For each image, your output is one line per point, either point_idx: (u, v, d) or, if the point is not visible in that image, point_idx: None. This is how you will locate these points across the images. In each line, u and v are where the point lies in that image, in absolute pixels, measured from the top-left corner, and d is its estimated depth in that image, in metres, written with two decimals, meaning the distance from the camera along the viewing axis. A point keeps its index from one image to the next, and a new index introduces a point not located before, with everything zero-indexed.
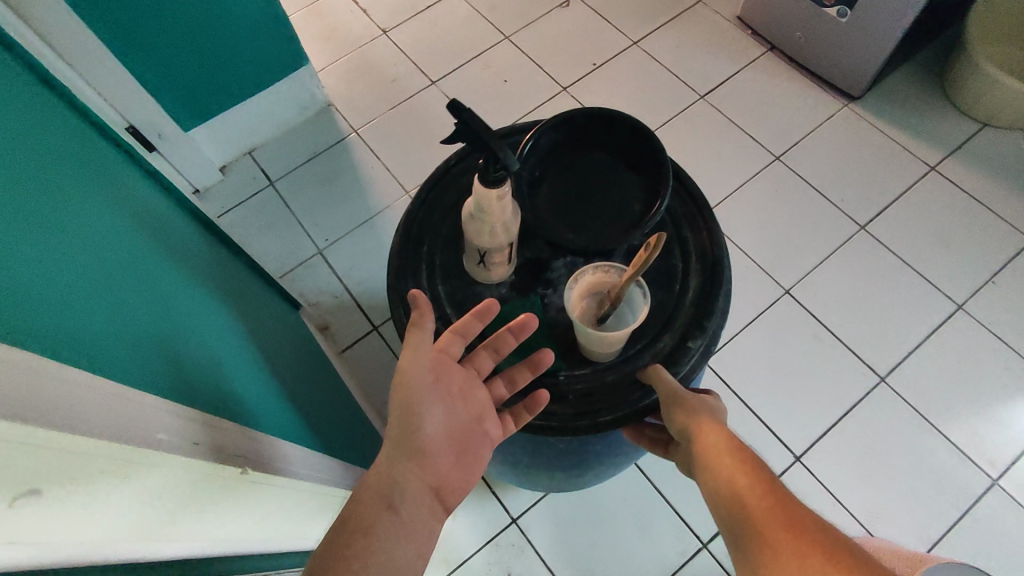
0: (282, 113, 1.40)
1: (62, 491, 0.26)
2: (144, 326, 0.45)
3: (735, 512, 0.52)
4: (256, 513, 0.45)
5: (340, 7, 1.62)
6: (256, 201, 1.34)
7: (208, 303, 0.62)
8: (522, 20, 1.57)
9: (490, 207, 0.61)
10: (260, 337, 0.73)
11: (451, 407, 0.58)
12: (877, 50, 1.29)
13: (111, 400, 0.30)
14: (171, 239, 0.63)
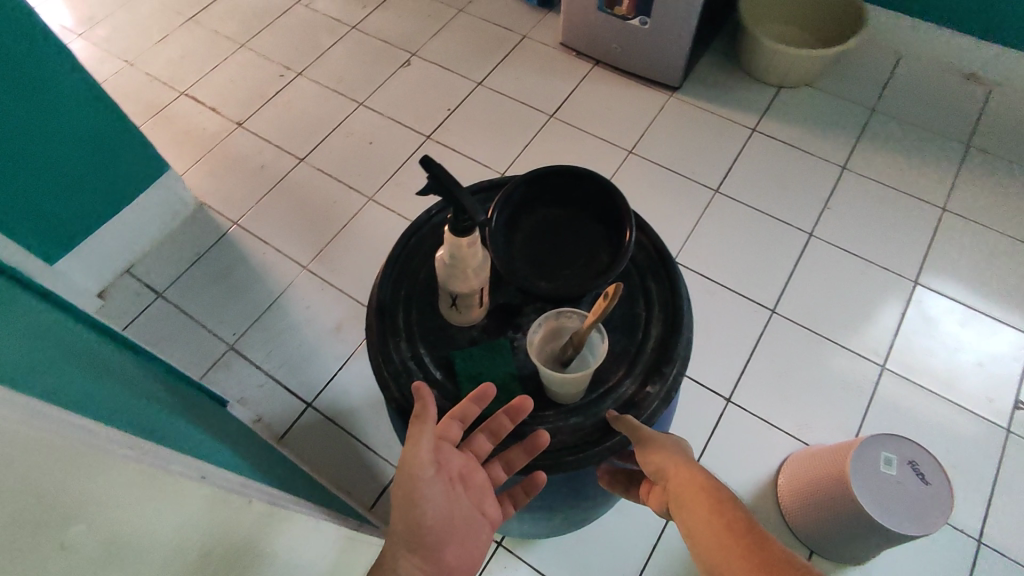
0: (154, 224, 1.36)
1: (110, 521, 0.31)
2: (104, 416, 0.44)
3: (695, 549, 0.53)
4: (285, 555, 0.48)
5: (188, 111, 1.61)
6: (148, 316, 1.28)
7: (154, 402, 0.62)
8: (371, 85, 1.66)
9: (464, 256, 0.57)
10: (212, 426, 0.72)
11: (454, 495, 0.56)
12: (679, 47, 1.51)
13: (126, 448, 0.34)
14: (94, 352, 0.62)
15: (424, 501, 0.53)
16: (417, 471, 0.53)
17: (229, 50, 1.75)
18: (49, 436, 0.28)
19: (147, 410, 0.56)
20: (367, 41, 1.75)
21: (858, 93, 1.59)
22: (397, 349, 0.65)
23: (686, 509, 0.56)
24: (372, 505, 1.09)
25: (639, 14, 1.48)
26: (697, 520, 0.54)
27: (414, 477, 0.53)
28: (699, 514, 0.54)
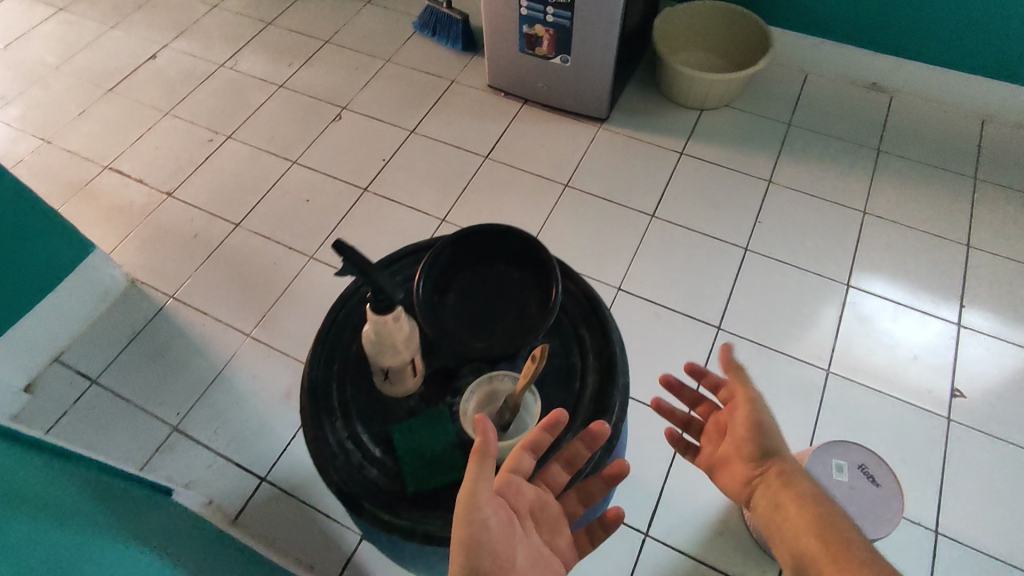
0: (82, 307, 1.30)
1: None
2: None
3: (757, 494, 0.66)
4: None
5: (113, 186, 1.57)
6: (82, 406, 1.22)
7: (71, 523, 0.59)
8: (303, 143, 1.65)
9: (389, 332, 0.57)
10: (145, 532, 0.69)
11: (519, 539, 0.54)
12: (600, 83, 1.56)
13: None
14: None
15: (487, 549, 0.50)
16: (480, 518, 0.50)
17: (152, 119, 1.72)
18: None
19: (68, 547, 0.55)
20: (295, 99, 1.75)
21: (773, 111, 1.67)
22: (333, 430, 0.64)
23: (780, 511, 0.64)
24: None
25: (559, 53, 1.52)
26: (794, 525, 0.62)
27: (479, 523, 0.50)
28: (795, 519, 0.62)
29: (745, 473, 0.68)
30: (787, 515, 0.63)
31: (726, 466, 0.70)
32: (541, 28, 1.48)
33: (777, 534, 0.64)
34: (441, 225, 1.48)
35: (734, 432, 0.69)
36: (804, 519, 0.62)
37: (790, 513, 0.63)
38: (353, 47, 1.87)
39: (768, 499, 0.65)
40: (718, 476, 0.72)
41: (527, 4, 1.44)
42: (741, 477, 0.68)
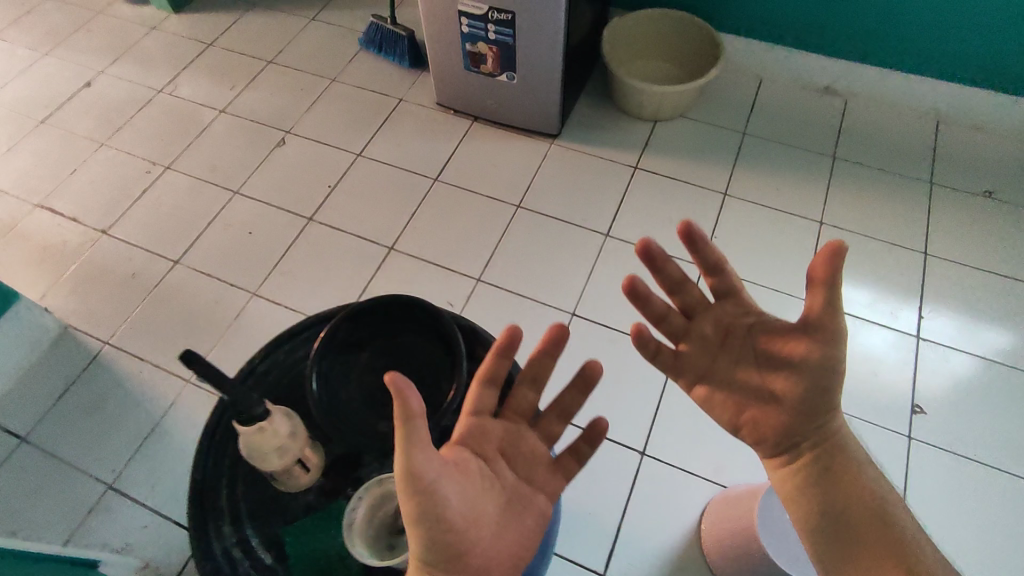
0: (8, 361, 1.24)
1: None
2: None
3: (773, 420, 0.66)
4: None
5: (46, 225, 1.50)
6: (11, 467, 1.16)
7: None
8: (245, 171, 1.59)
9: (258, 442, 0.62)
10: None
11: (475, 491, 0.60)
12: (549, 99, 1.51)
13: None
14: None
15: (444, 514, 0.55)
16: (431, 486, 0.54)
17: (86, 151, 1.64)
18: None
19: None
20: (238, 124, 1.68)
21: (728, 119, 1.64)
22: (221, 533, 0.67)
23: (825, 487, 0.64)
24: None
25: (505, 70, 1.47)
26: (846, 504, 0.63)
27: (430, 491, 0.55)
28: (847, 498, 0.63)
29: (794, 430, 0.66)
30: (832, 490, 0.64)
31: (755, 411, 0.67)
32: (484, 45, 1.43)
33: (811, 503, 0.64)
34: (390, 254, 1.43)
35: (805, 389, 0.64)
36: (855, 498, 0.62)
37: (842, 488, 0.63)
38: (297, 67, 1.80)
39: (813, 464, 0.65)
40: (713, 396, 0.70)
41: (467, 22, 1.39)
42: (780, 425, 0.66)
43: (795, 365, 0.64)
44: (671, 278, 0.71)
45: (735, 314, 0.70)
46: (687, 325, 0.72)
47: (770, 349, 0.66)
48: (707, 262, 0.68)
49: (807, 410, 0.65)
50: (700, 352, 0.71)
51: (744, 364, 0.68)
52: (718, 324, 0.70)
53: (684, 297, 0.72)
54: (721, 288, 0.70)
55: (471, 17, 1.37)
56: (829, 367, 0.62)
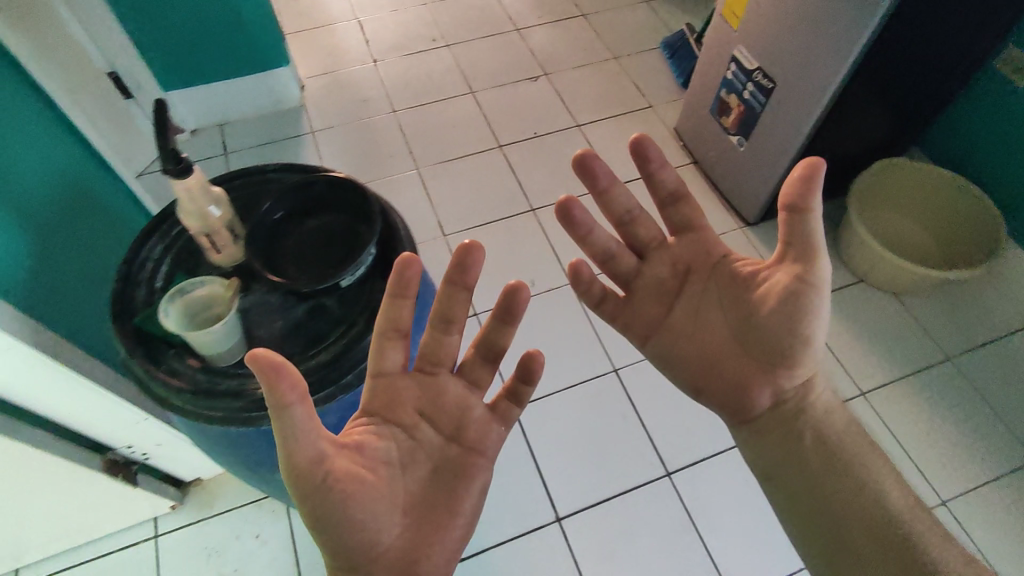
0: (256, 101, 1.65)
1: None
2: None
3: (732, 367, 0.62)
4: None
5: (350, 34, 1.87)
6: (206, 164, 1.59)
7: (67, 215, 0.87)
8: (491, 83, 1.77)
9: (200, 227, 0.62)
10: (94, 252, 0.93)
11: (385, 477, 0.55)
12: (764, 183, 1.39)
13: None
14: (73, 178, 0.92)
15: (340, 505, 0.50)
16: (319, 477, 0.49)
17: (415, 2, 1.97)
18: None
19: (76, 278, 0.88)
20: (519, 45, 1.86)
21: (941, 331, 1.33)
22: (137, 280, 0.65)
23: (805, 471, 0.60)
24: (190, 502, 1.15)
25: (739, 133, 1.40)
26: (822, 476, 0.59)
27: (320, 484, 0.49)
28: (823, 470, 0.59)
29: (756, 379, 0.61)
30: (809, 459, 0.60)
31: (723, 367, 0.62)
32: (734, 99, 1.36)
33: (787, 481, 0.60)
34: (527, 214, 1.50)
35: (774, 344, 0.59)
36: (838, 470, 0.59)
37: (824, 474, 0.59)
38: (599, 30, 1.90)
39: (791, 438, 0.61)
40: (673, 349, 0.65)
41: (733, 69, 1.33)
42: (744, 377, 0.61)
43: (771, 308, 0.58)
44: (620, 206, 0.68)
45: (695, 245, 0.66)
46: (637, 264, 0.67)
47: (742, 291, 0.61)
48: (659, 191, 0.67)
49: (788, 363, 0.59)
50: (659, 301, 0.66)
51: (706, 311, 0.63)
52: (673, 263, 0.66)
53: (632, 231, 0.68)
54: (676, 219, 0.67)
55: (739, 65, 1.31)
56: (806, 308, 0.56)
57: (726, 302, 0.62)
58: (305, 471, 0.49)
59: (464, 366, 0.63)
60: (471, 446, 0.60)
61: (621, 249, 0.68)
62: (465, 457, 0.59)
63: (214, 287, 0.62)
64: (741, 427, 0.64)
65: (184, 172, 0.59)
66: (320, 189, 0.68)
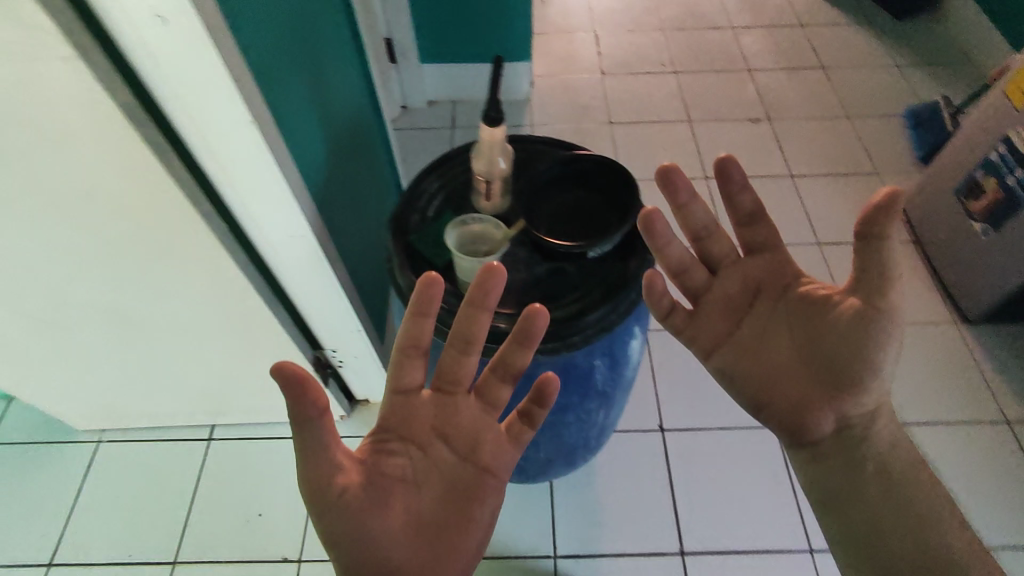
0: (490, 88, 1.80)
1: (204, 120, 0.61)
2: (299, 110, 0.78)
3: (794, 391, 0.60)
4: (294, 237, 0.78)
5: (586, 45, 1.98)
6: (435, 132, 1.75)
7: (352, 151, 1.01)
8: (710, 115, 1.77)
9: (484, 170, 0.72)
10: (361, 185, 1.07)
11: (405, 495, 0.55)
12: (1001, 282, 1.25)
13: (270, 126, 0.66)
14: (360, 121, 1.06)
15: (356, 522, 0.52)
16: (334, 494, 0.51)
17: (652, 27, 2.04)
18: (244, 98, 0.60)
19: (351, 205, 1.01)
20: (747, 86, 1.84)
21: None
22: (420, 202, 0.76)
23: (859, 498, 0.58)
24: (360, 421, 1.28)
25: (986, 221, 1.26)
26: (880, 509, 0.57)
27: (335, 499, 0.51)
28: (878, 498, 0.58)
29: (820, 403, 0.59)
30: (866, 486, 0.58)
31: (787, 391, 0.61)
32: (993, 184, 1.24)
33: (839, 505, 0.59)
34: None
35: (842, 367, 0.57)
36: (894, 499, 0.57)
37: (876, 500, 0.58)
38: (836, 86, 1.83)
39: (848, 463, 0.59)
40: (738, 365, 0.63)
41: (1002, 152, 1.21)
42: (809, 401, 0.60)
43: (841, 329, 0.57)
44: (695, 221, 0.65)
45: (769, 266, 0.64)
46: (708, 279, 0.65)
47: (813, 315, 0.59)
48: (738, 211, 0.65)
49: (854, 391, 0.58)
50: (725, 320, 0.64)
51: (774, 333, 0.62)
52: (745, 280, 0.64)
53: (706, 247, 0.66)
54: (750, 241, 0.65)
55: (1012, 149, 1.19)
56: (878, 335, 0.55)
57: (793, 326, 0.61)
58: (321, 487, 0.51)
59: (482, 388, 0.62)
60: (486, 468, 0.59)
61: (694, 262, 0.65)
62: (480, 478, 0.59)
63: (488, 224, 0.71)
64: (801, 454, 0.62)
65: (493, 122, 0.69)
66: (586, 165, 0.75)
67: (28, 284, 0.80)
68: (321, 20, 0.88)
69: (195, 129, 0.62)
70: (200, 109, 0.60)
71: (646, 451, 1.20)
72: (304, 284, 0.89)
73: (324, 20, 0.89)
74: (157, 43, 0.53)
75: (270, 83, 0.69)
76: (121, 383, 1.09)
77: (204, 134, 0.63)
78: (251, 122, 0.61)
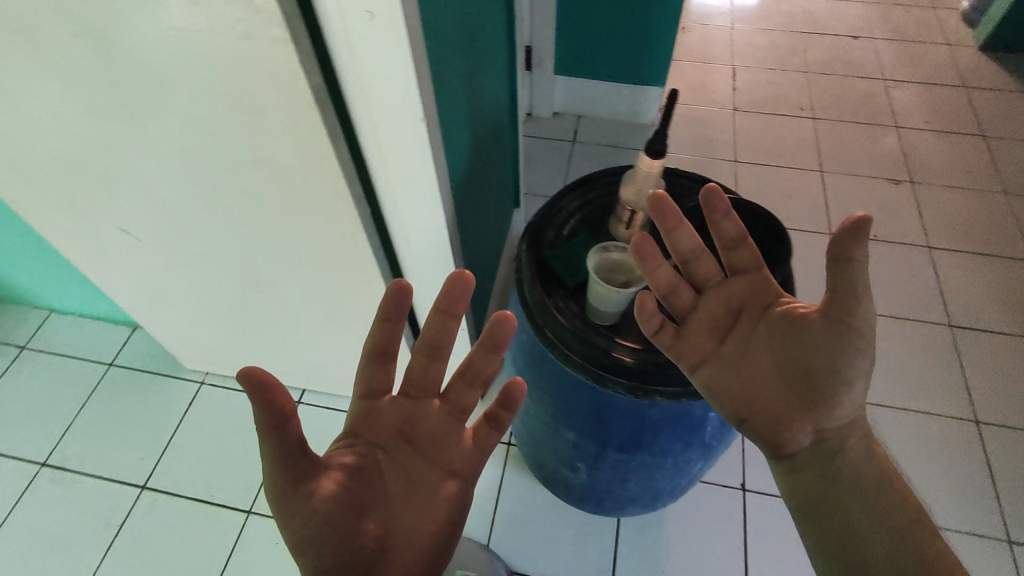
0: (617, 108, 1.78)
1: (379, 114, 0.64)
2: (455, 111, 0.80)
3: (771, 408, 0.56)
4: (428, 233, 0.80)
5: (721, 77, 1.92)
6: (554, 143, 1.76)
7: (487, 155, 1.03)
8: (844, 168, 1.67)
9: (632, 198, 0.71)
10: (487, 188, 1.09)
11: (371, 495, 0.58)
12: None
13: (434, 126, 0.68)
14: (498, 126, 1.08)
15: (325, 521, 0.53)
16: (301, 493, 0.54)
17: (795, 68, 1.95)
18: (421, 99, 0.62)
19: (477, 207, 1.03)
20: (891, 143, 1.73)
21: None
22: (557, 217, 0.76)
23: (838, 511, 0.53)
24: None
25: None
26: (859, 518, 0.52)
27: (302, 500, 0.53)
28: (860, 510, 0.53)
29: (796, 420, 0.55)
30: (845, 497, 0.54)
31: (767, 406, 0.57)
32: None
33: (816, 517, 0.54)
34: None
35: (815, 380, 0.53)
36: (876, 511, 0.52)
37: (857, 513, 0.53)
38: (994, 158, 1.67)
39: (828, 475, 0.55)
40: (721, 380, 0.59)
41: None
42: (788, 419, 0.56)
43: (808, 340, 0.53)
44: (682, 243, 0.63)
45: (755, 287, 0.60)
46: (695, 299, 0.62)
47: (786, 328, 0.55)
48: (725, 236, 0.62)
49: (830, 405, 0.53)
50: (708, 336, 0.60)
51: (754, 346, 0.58)
52: (730, 299, 0.61)
53: (695, 269, 0.63)
54: (733, 263, 0.62)
55: None
56: (853, 349, 0.50)
57: (770, 344, 0.57)
58: (290, 487, 0.53)
59: (447, 393, 0.66)
60: (452, 471, 0.62)
61: (680, 286, 0.62)
62: (446, 480, 0.62)
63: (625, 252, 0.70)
64: (780, 463, 0.57)
65: (656, 154, 0.67)
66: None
67: (183, 232, 0.87)
68: (486, 26, 0.90)
69: (369, 123, 0.65)
70: (379, 104, 0.63)
71: (721, 507, 1.15)
72: (422, 277, 0.91)
73: (488, 27, 0.91)
74: (359, 37, 0.56)
75: (440, 84, 0.71)
76: (236, 335, 1.16)
77: (376, 127, 0.66)
78: (421, 121, 0.64)
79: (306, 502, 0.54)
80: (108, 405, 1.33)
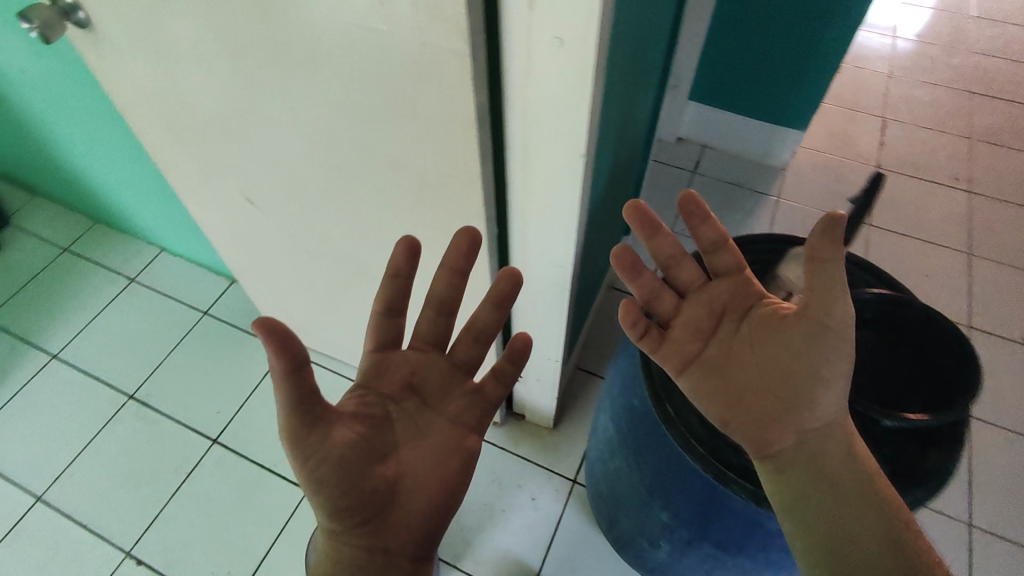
0: (748, 145, 1.66)
1: (538, 144, 0.59)
2: (604, 143, 0.74)
3: (753, 408, 0.54)
4: (551, 266, 0.75)
5: (869, 129, 1.76)
6: (673, 171, 1.67)
7: (617, 184, 0.96)
8: (997, 254, 1.48)
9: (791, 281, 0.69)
10: (608, 218, 1.02)
11: (382, 445, 0.56)
12: None
13: (589, 163, 0.63)
14: (633, 155, 1.01)
15: (339, 470, 0.51)
16: (319, 442, 0.51)
17: (956, 131, 1.75)
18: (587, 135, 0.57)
19: (596, 237, 0.97)
20: None
21: None
22: None
23: (826, 513, 0.51)
24: (510, 436, 1.24)
25: None
26: (842, 515, 0.50)
27: (318, 447, 0.51)
28: (849, 512, 0.50)
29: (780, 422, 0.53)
30: (832, 500, 0.51)
31: (751, 412, 0.54)
32: None
33: (802, 518, 0.52)
34: None
35: (802, 379, 0.51)
36: (866, 513, 0.50)
37: (844, 514, 0.50)
38: None
39: (811, 475, 0.52)
40: (706, 385, 0.56)
41: None
42: (770, 420, 0.53)
43: (792, 335, 0.51)
44: (664, 250, 0.58)
45: (738, 287, 0.57)
46: (675, 305, 0.58)
47: (770, 328, 0.53)
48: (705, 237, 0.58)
49: (811, 403, 0.51)
50: (689, 338, 0.57)
51: (738, 346, 0.55)
52: (711, 303, 0.57)
53: (675, 275, 0.59)
54: (714, 267, 0.58)
55: None
56: (840, 347, 0.49)
57: (751, 342, 0.54)
58: (305, 435, 0.50)
59: (453, 350, 0.64)
60: (460, 423, 0.62)
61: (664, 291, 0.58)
62: (455, 429, 0.61)
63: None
64: (764, 465, 0.54)
65: (829, 245, 0.68)
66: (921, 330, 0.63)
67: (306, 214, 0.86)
68: (650, 53, 0.83)
69: (523, 151, 0.61)
70: (541, 134, 0.58)
71: None
72: (529, 304, 0.86)
73: (650, 53, 0.84)
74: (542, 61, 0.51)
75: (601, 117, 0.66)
76: (326, 315, 1.16)
77: (530, 156, 0.61)
78: (580, 158, 0.59)
79: (321, 447, 0.51)
80: (196, 353, 1.37)
